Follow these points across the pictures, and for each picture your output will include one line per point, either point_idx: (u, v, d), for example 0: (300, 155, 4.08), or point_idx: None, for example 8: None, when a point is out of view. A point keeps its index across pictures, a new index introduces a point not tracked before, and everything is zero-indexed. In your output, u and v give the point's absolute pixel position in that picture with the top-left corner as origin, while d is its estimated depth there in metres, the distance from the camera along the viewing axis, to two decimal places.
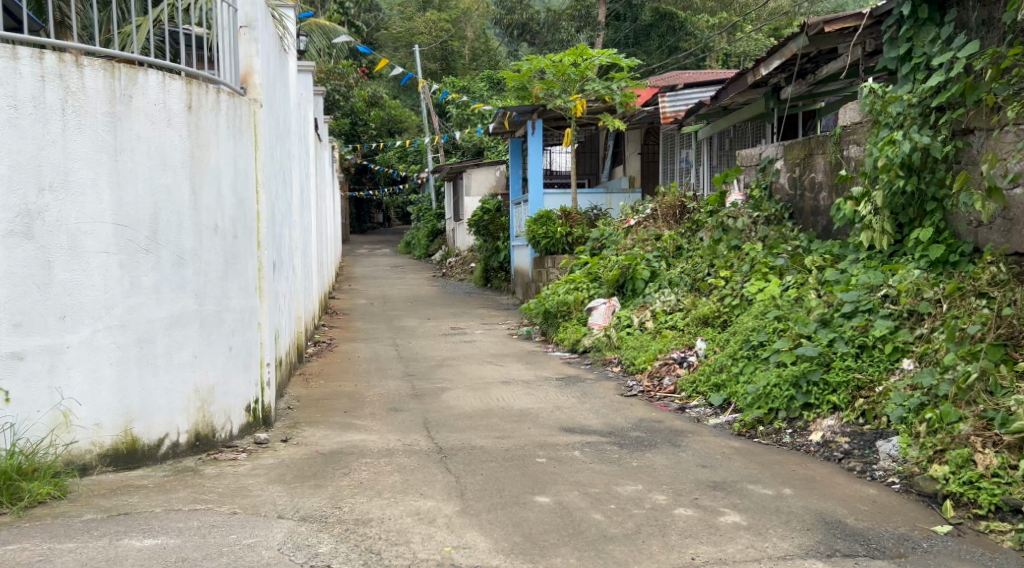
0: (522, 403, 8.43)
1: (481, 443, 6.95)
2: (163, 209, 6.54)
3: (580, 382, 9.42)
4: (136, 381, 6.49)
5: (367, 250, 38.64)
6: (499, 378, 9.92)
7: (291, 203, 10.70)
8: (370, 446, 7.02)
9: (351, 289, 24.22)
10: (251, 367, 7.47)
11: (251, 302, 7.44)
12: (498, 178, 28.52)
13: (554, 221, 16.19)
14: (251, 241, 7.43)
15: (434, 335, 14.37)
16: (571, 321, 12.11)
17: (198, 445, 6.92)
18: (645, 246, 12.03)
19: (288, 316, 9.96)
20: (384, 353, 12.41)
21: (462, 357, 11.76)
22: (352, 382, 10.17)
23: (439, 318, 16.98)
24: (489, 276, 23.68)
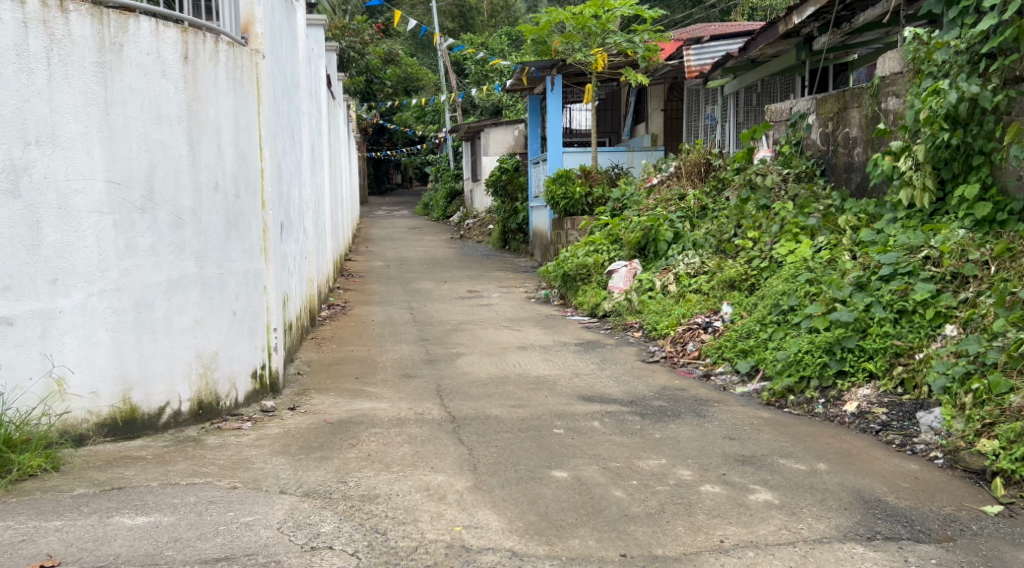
0: (539, 370, 8.11)
1: (496, 412, 6.64)
2: (158, 166, 6.21)
3: (600, 347, 9.08)
4: (134, 347, 6.17)
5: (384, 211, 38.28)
6: (516, 343, 9.59)
7: (301, 164, 10.36)
8: (381, 415, 6.72)
9: (367, 251, 23.92)
10: (257, 333, 7.16)
11: (256, 264, 7.12)
12: (516, 137, 28.06)
13: (573, 181, 15.87)
14: (255, 199, 7.09)
15: (450, 299, 14.03)
16: (590, 284, 11.76)
17: (202, 414, 6.61)
18: (669, 206, 11.64)
19: (298, 279, 9.65)
20: (399, 317, 12.11)
21: (478, 321, 11.43)
22: (365, 347, 9.87)
23: (455, 281, 16.65)
24: (507, 238, 23.32)
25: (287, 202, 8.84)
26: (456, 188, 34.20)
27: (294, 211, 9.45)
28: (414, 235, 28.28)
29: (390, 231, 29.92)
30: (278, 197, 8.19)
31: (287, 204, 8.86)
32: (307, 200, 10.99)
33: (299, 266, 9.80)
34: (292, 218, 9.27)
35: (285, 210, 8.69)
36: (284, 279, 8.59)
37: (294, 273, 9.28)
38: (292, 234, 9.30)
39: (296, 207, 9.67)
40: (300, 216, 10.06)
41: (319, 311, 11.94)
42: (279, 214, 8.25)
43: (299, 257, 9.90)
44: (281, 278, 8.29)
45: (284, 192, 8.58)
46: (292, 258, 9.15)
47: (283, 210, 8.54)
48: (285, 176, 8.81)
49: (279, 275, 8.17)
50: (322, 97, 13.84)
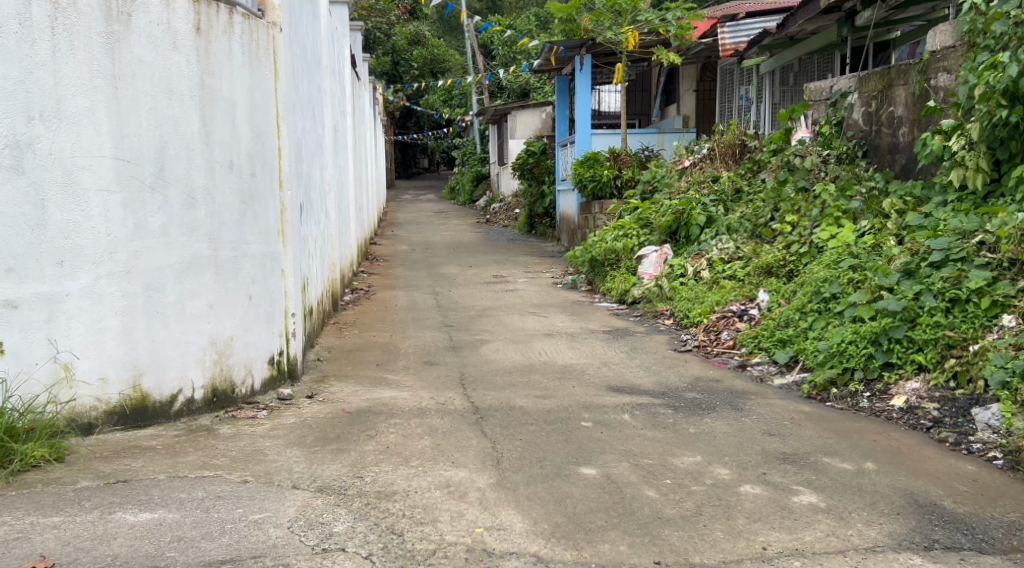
0: (566, 359, 7.81)
1: (521, 403, 6.34)
2: (170, 143, 5.94)
3: (630, 335, 8.76)
4: (144, 331, 5.89)
5: (411, 195, 38.04)
6: (543, 331, 9.28)
7: (323, 145, 10.09)
8: (401, 404, 6.42)
9: (392, 235, 23.68)
10: (275, 318, 6.87)
11: (273, 246, 6.83)
12: (544, 120, 27.70)
13: (602, 163, 15.57)
14: (273, 179, 6.81)
15: (476, 284, 13.74)
16: (619, 270, 11.44)
17: (215, 402, 6.31)
18: (701, 189, 11.30)
19: (320, 263, 9.39)
20: (423, 301, 11.83)
21: (504, 306, 11.13)
22: (387, 332, 9.59)
23: (481, 265, 16.36)
24: (534, 222, 23.00)
25: (307, 183, 8.57)
26: (483, 172, 33.88)
27: (315, 193, 9.18)
28: (440, 219, 28.01)
29: (416, 215, 29.68)
30: (296, 177, 7.91)
31: (307, 185, 8.59)
32: (329, 181, 10.73)
33: (320, 249, 9.52)
34: (313, 200, 9.00)
35: (305, 191, 8.42)
36: (305, 263, 8.32)
37: (314, 257, 9.00)
38: (313, 216, 9.03)
39: (317, 189, 9.39)
40: (321, 198, 9.79)
41: (341, 296, 11.68)
42: (299, 196, 7.98)
43: (320, 240, 9.63)
44: (301, 262, 8.01)
45: (303, 173, 8.30)
46: (312, 241, 8.89)
47: (302, 192, 8.26)
48: (306, 157, 8.54)
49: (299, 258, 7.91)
50: (346, 78, 13.56)
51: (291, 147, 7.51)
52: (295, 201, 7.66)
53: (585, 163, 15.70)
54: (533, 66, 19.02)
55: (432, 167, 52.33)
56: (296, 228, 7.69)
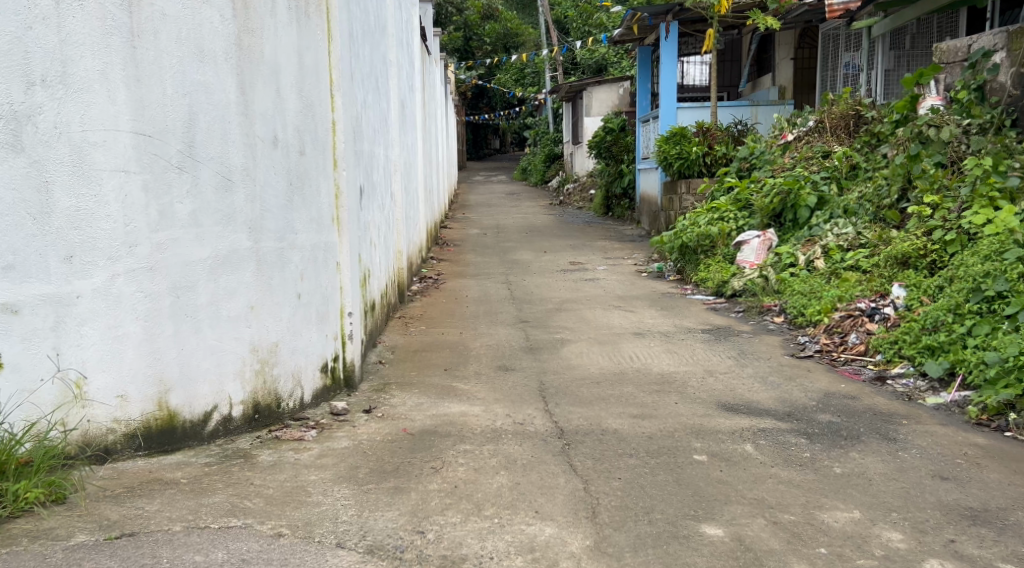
0: (664, 365, 6.73)
1: (615, 424, 5.25)
2: (200, 114, 4.81)
3: (735, 337, 7.68)
4: (172, 342, 4.74)
5: (481, 176, 37.10)
6: (632, 329, 8.19)
7: (387, 121, 9.04)
8: (473, 422, 5.31)
9: (463, 217, 22.73)
10: (328, 319, 5.73)
11: (326, 236, 5.70)
12: (622, 96, 26.57)
13: (689, 139, 14.82)
14: (325, 157, 5.68)
15: (552, 271, 12.66)
16: (714, 257, 10.52)
17: (257, 420, 5.13)
18: (810, 166, 10.60)
19: (383, 253, 8.35)
20: (496, 292, 10.80)
21: (586, 299, 10.04)
22: (457, 328, 8.56)
23: (557, 251, 15.28)
24: (611, 204, 21.91)
25: (368, 164, 7.49)
26: (556, 151, 32.71)
27: (377, 175, 8.09)
28: (512, 201, 26.96)
29: (487, 197, 28.69)
30: (356, 156, 6.84)
31: (368, 166, 7.50)
32: (394, 162, 9.68)
33: (383, 236, 8.48)
34: (375, 183, 7.94)
35: (365, 171, 7.34)
36: (365, 255, 7.24)
37: (376, 245, 7.93)
38: (375, 202, 7.95)
39: (380, 170, 8.33)
40: (385, 180, 8.72)
41: (408, 286, 10.67)
42: (358, 175, 6.88)
43: (384, 227, 8.56)
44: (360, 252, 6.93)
45: (363, 152, 7.23)
46: (374, 228, 7.82)
47: (362, 173, 7.17)
48: (365, 130, 7.45)
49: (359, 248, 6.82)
50: (414, 49, 12.45)
51: (348, 121, 6.38)
52: (352, 183, 6.56)
53: (671, 139, 14.94)
54: (613, 37, 18.27)
55: (503, 146, 51.20)
56: (354, 214, 6.58)
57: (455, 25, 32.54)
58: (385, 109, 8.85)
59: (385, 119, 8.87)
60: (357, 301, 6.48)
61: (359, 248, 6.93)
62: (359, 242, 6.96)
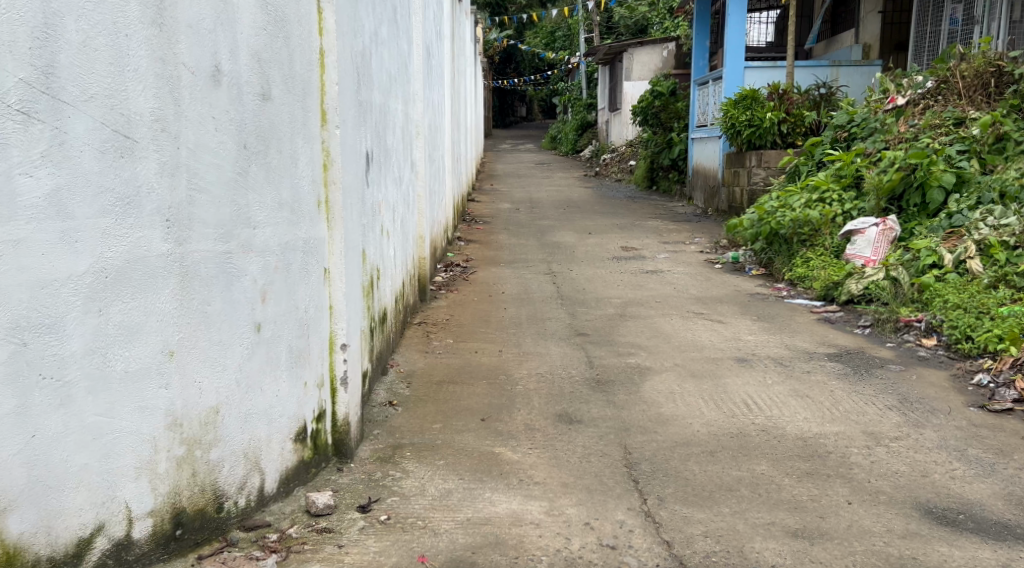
0: (800, 421, 4.72)
1: (770, 554, 3.31)
2: (69, 17, 2.72)
3: (879, 373, 5.69)
4: (12, 426, 2.70)
5: (508, 144, 34.97)
6: (731, 353, 6.18)
7: (408, 65, 7.03)
8: (533, 546, 3.33)
9: (492, 190, 20.68)
10: (307, 360, 3.67)
11: (307, 228, 3.62)
12: (665, 58, 24.52)
13: (761, 104, 14.06)
14: (307, 106, 3.60)
15: (604, 260, 10.61)
16: (815, 249, 8.91)
17: (179, 540, 3.11)
18: (938, 135, 9.19)
19: (398, 240, 6.27)
20: (540, 287, 8.76)
21: (656, 302, 8.00)
22: (497, 339, 6.55)
23: (603, 234, 13.23)
24: (656, 175, 20.23)
25: (382, 115, 5.46)
26: (589, 119, 30.56)
27: (392, 133, 6.04)
28: (543, 171, 24.95)
29: (515, 167, 26.64)
30: (365, 104, 4.77)
31: (382, 123, 5.49)
32: (417, 122, 7.65)
33: (401, 218, 6.47)
34: (390, 143, 5.91)
35: (378, 129, 5.33)
36: (374, 249, 5.20)
37: (390, 226, 5.90)
38: (390, 170, 5.91)
39: (398, 126, 6.32)
40: (405, 141, 6.72)
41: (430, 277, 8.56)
42: (366, 127, 4.83)
43: (402, 204, 6.55)
44: (367, 244, 4.87)
45: (376, 102, 5.18)
46: (388, 203, 5.77)
47: (372, 133, 5.13)
48: (381, 68, 5.40)
49: (365, 240, 4.76)
50: None
51: (352, 56, 4.32)
52: (358, 146, 4.51)
53: (740, 105, 14.27)
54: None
55: (530, 114, 48.88)
56: (359, 191, 4.52)
57: None
58: (407, 52, 6.83)
59: (407, 63, 6.84)
60: (358, 322, 4.42)
61: (367, 237, 4.86)
62: (368, 227, 4.90)
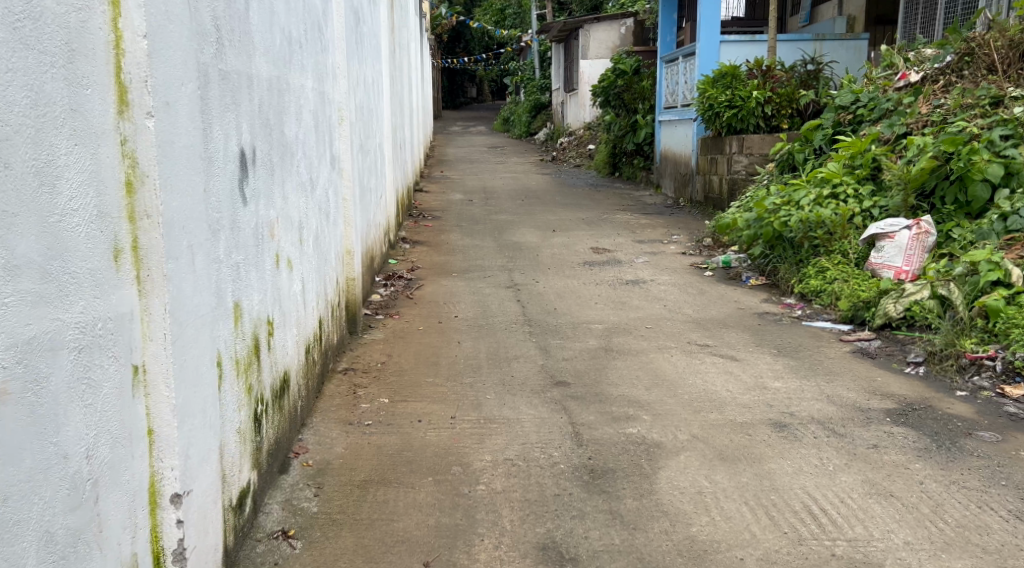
0: (900, 551, 3.19)
1: None
2: None
3: (970, 441, 4.20)
4: None
5: (458, 127, 33.20)
6: (761, 412, 4.64)
7: (324, 31, 5.51)
8: None
9: (442, 178, 19.02)
10: (93, 521, 2.23)
11: (77, 299, 2.18)
12: (623, 35, 23.08)
13: (742, 82, 12.66)
14: (67, 90, 2.17)
15: (575, 270, 9.04)
16: (831, 256, 7.41)
17: None
18: (973, 115, 7.66)
19: (309, 264, 4.68)
20: (501, 311, 7.18)
21: (648, 329, 6.45)
22: (446, 395, 4.95)
23: (569, 235, 11.69)
24: (619, 161, 18.93)
25: (276, 90, 3.97)
26: (543, 99, 29.01)
27: (297, 115, 4.53)
28: (498, 156, 23.33)
29: (467, 151, 25.04)
30: (237, 74, 3.28)
31: (275, 103, 3.98)
32: (340, 105, 6.08)
33: (315, 232, 4.93)
34: (293, 131, 4.39)
35: (269, 111, 3.82)
36: (267, 285, 3.66)
37: (298, 245, 4.37)
38: (294, 166, 4.37)
39: (307, 110, 4.81)
40: (320, 130, 5.21)
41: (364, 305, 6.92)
42: (239, 105, 3.31)
43: (317, 214, 5.02)
44: (249, 283, 3.33)
45: (261, 71, 3.68)
46: (292, 211, 4.25)
47: (257, 117, 3.63)
48: (270, 25, 3.90)
49: (242, 277, 3.22)
50: None
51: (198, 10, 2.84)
52: (223, 140, 3.04)
53: (719, 83, 12.86)
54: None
55: (481, 95, 46.99)
56: (224, 205, 3.02)
57: None
58: (319, 14, 5.33)
59: (319, 27, 5.33)
60: (226, 420, 2.94)
61: (248, 269, 3.33)
62: (250, 254, 3.37)
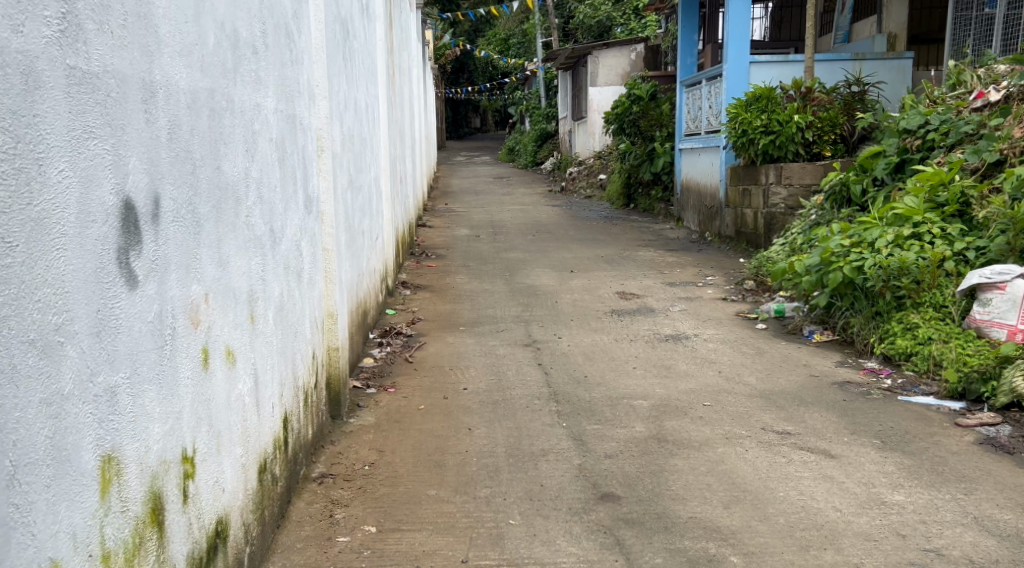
0: None
1: None
2: None
3: None
4: None
5: (462, 157, 32.12)
6: (893, 553, 3.38)
7: (297, 41, 4.32)
8: None
9: (446, 211, 17.81)
10: None
11: None
12: (633, 61, 21.92)
13: (778, 105, 11.45)
14: None
15: (603, 324, 7.77)
16: (920, 312, 6.23)
17: None
18: None
19: (269, 352, 3.48)
20: (519, 380, 5.91)
21: (707, 409, 5.18)
22: (454, 520, 3.68)
23: (590, 276, 10.44)
24: (634, 192, 17.80)
25: (214, 105, 2.86)
26: (550, 129, 27.87)
27: (254, 141, 3.37)
28: (505, 187, 22.15)
29: (472, 181, 23.85)
30: (123, 82, 2.26)
31: (218, 132, 2.89)
32: (320, 132, 4.87)
33: (280, 301, 3.75)
34: (246, 165, 3.23)
35: (210, 147, 2.78)
36: (189, 402, 2.54)
37: (250, 324, 3.19)
38: (247, 213, 3.21)
39: (271, 137, 3.67)
40: (291, 163, 4.06)
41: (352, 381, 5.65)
42: (128, 129, 2.28)
43: (283, 273, 3.83)
44: (143, 407, 2.30)
45: (186, 78, 2.60)
46: (241, 277, 3.09)
47: (186, 160, 2.59)
48: (204, 17, 2.78)
49: (119, 405, 2.21)
50: None
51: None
52: (80, 187, 2.10)
53: (752, 106, 11.62)
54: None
55: (484, 125, 45.96)
56: (66, 294, 2.05)
57: None
58: (291, 14, 4.18)
59: (292, 32, 4.19)
60: None
61: (140, 386, 2.30)
62: (147, 362, 2.34)
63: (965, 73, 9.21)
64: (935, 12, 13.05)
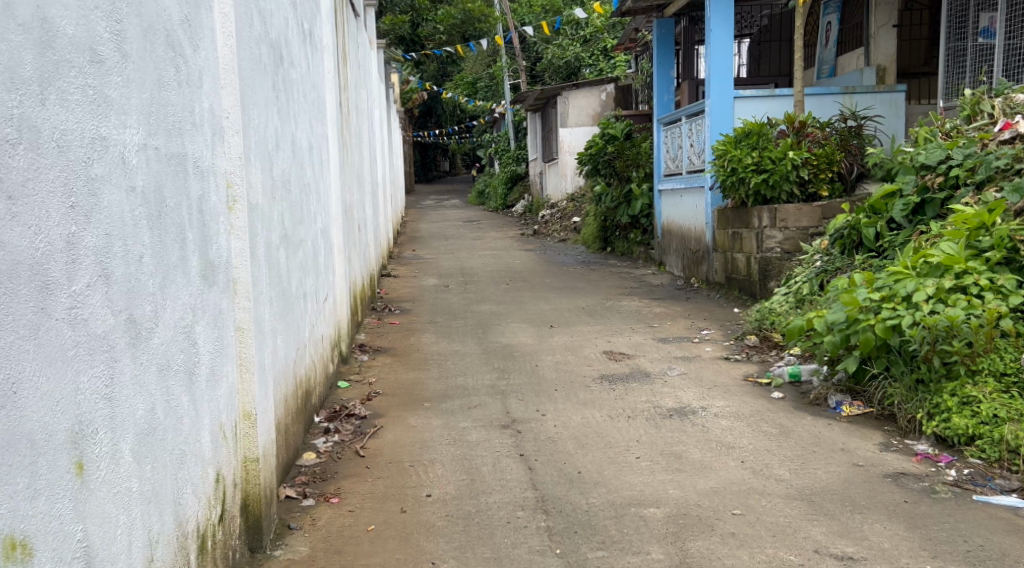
0: None
1: None
2: None
3: None
4: None
5: (432, 200, 31.03)
6: None
7: (192, 56, 3.21)
8: None
9: (413, 258, 16.64)
10: None
11: None
12: (605, 100, 21.00)
13: (770, 142, 10.47)
14: None
15: (593, 395, 6.62)
16: (977, 383, 5.14)
17: None
18: None
19: (118, 503, 2.39)
20: (494, 479, 4.76)
21: (740, 522, 4.06)
22: None
23: (572, 331, 9.31)
24: (609, 235, 16.78)
25: None
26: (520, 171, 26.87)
27: (98, 192, 2.38)
28: (475, 231, 21.03)
29: (441, 226, 22.73)
30: None
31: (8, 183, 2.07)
32: (233, 177, 3.71)
33: (148, 419, 2.61)
34: (76, 228, 2.27)
35: None
36: None
37: (77, 477, 2.24)
38: (73, 304, 2.25)
39: (138, 185, 2.61)
40: (178, 220, 2.96)
41: (281, 488, 4.48)
42: None
43: (159, 378, 2.71)
44: None
45: None
46: (53, 415, 2.16)
47: None
48: None
49: None
50: None
51: None
52: None
53: (741, 143, 10.62)
54: (621, 5, 13.91)
55: (453, 168, 44.96)
56: None
57: (403, 8, 28.96)
58: (178, 15, 3.06)
59: (180, 42, 3.07)
60: None
61: None
62: None
63: (983, 102, 8.16)
64: (926, 43, 12.19)
